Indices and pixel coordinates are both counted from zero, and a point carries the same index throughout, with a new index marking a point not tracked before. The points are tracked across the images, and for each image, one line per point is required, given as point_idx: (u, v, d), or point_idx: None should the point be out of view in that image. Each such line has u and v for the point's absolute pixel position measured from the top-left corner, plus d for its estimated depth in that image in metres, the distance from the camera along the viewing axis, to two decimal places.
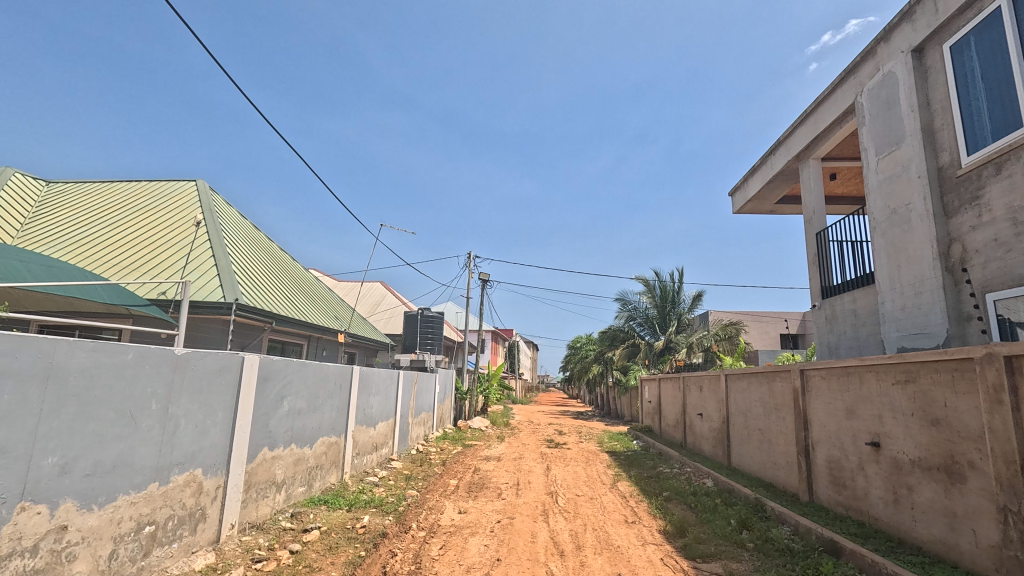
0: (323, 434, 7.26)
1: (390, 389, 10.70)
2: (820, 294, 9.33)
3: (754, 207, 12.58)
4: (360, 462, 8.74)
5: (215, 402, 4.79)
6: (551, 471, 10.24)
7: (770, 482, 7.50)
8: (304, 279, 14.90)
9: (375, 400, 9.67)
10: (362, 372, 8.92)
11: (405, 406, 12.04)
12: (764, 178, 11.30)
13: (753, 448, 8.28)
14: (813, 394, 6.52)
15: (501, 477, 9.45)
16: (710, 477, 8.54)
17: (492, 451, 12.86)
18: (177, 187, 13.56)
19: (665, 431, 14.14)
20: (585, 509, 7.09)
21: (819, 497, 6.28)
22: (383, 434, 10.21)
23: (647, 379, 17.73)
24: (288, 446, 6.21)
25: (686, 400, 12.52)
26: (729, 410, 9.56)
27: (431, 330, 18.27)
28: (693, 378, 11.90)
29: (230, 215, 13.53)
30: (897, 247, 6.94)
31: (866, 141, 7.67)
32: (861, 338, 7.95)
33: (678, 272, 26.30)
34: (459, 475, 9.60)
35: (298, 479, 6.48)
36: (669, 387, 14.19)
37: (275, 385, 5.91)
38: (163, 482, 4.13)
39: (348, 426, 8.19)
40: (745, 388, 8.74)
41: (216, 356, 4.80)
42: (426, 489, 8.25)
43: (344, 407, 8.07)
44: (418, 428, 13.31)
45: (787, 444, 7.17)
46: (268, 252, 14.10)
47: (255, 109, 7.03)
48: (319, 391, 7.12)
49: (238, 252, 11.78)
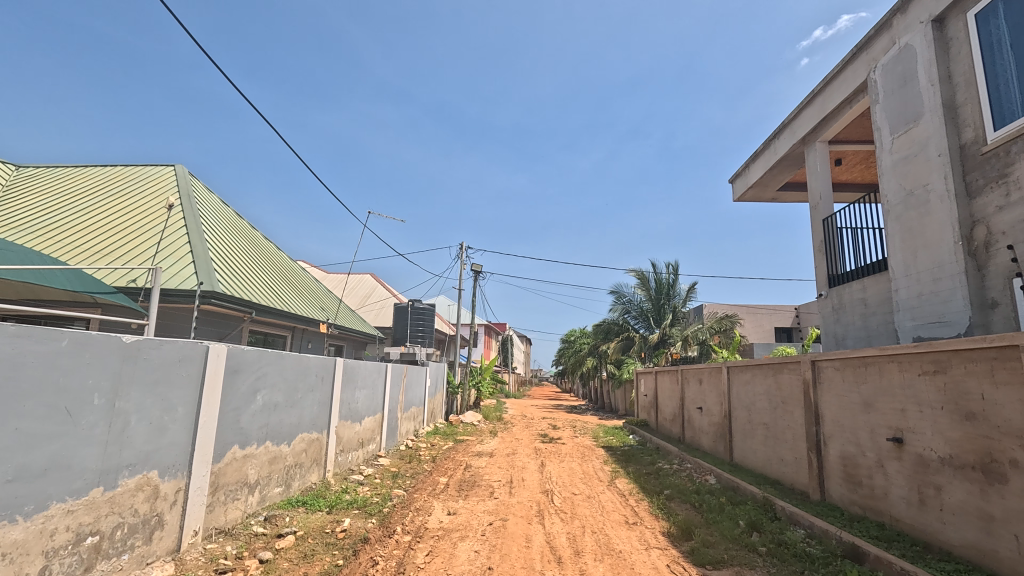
0: (303, 430, 6.78)
1: (378, 382, 10.21)
2: (826, 283, 8.95)
3: (756, 195, 12.19)
4: (344, 460, 8.27)
5: (174, 396, 4.30)
6: (546, 468, 9.83)
7: (777, 479, 7.13)
8: (289, 269, 14.35)
9: (361, 394, 9.19)
10: (347, 365, 8.44)
11: (393, 401, 11.57)
12: (766, 163, 10.89)
13: (757, 444, 7.90)
14: (825, 387, 6.12)
15: (493, 475, 9.01)
16: (713, 473, 8.16)
17: (484, 447, 12.43)
18: (153, 172, 12.94)
19: (662, 425, 13.79)
20: (582, 509, 6.68)
21: (832, 496, 5.89)
22: (370, 430, 9.74)
23: (642, 372, 17.36)
24: (262, 444, 5.73)
25: (684, 394, 12.14)
26: (730, 404, 9.18)
27: (421, 322, 17.78)
28: (692, 371, 11.51)
29: (209, 201, 12.94)
30: (913, 230, 6.54)
31: (879, 120, 7.26)
32: (872, 328, 7.57)
33: (673, 265, 25.96)
34: (449, 472, 9.16)
35: (273, 479, 6.00)
36: (667, 381, 13.83)
37: (247, 378, 5.42)
38: (109, 487, 3.64)
39: (331, 422, 7.72)
40: (749, 380, 8.36)
41: (175, 346, 4.30)
42: (414, 488, 7.81)
43: (327, 401, 7.59)
44: (408, 423, 12.86)
45: (796, 440, 6.79)
46: (250, 241, 13.50)
47: (226, 78, 6.48)
48: (298, 384, 6.64)
49: (217, 240, 11.20)
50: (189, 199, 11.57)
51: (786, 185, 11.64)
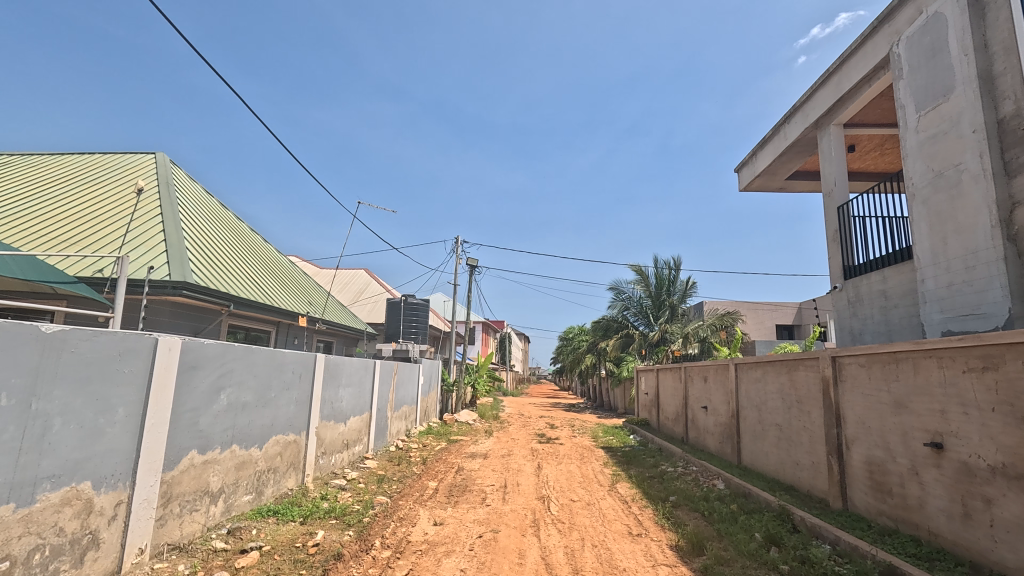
0: (277, 432, 6.23)
1: (365, 380, 9.66)
2: (840, 275, 8.40)
3: (763, 184, 11.65)
4: (326, 463, 7.71)
5: (113, 396, 3.73)
6: (542, 471, 9.28)
7: (792, 485, 6.59)
8: (276, 262, 13.78)
9: (346, 392, 8.64)
10: (330, 361, 7.89)
11: (383, 399, 11.01)
12: (775, 149, 10.35)
13: (770, 447, 7.36)
14: (848, 385, 5.58)
15: (487, 478, 8.45)
16: (721, 477, 7.63)
17: (478, 448, 11.87)
18: (131, 160, 12.35)
19: (664, 425, 13.24)
20: (581, 518, 6.14)
21: (856, 506, 5.36)
22: (356, 430, 9.19)
23: (643, 370, 16.82)
24: (227, 448, 5.18)
25: (687, 392, 11.59)
26: (738, 403, 8.65)
27: (415, 318, 17.22)
28: (697, 368, 10.96)
29: (190, 191, 12.36)
30: (943, 214, 6.00)
31: (903, 98, 6.72)
32: (894, 323, 7.04)
33: (673, 261, 25.43)
34: (439, 476, 8.62)
35: (241, 486, 5.44)
36: (669, 379, 13.28)
37: (208, 375, 4.85)
38: (22, 504, 3.09)
39: (311, 422, 7.17)
40: (760, 378, 7.82)
41: (113, 338, 3.73)
42: (400, 493, 7.25)
43: (306, 400, 7.03)
44: (399, 422, 12.30)
45: (813, 443, 6.25)
46: (234, 232, 12.93)
47: (191, 47, 5.91)
48: (272, 381, 6.09)
49: (196, 230, 10.64)
50: (168, 188, 11.00)
51: (795, 173, 11.08)
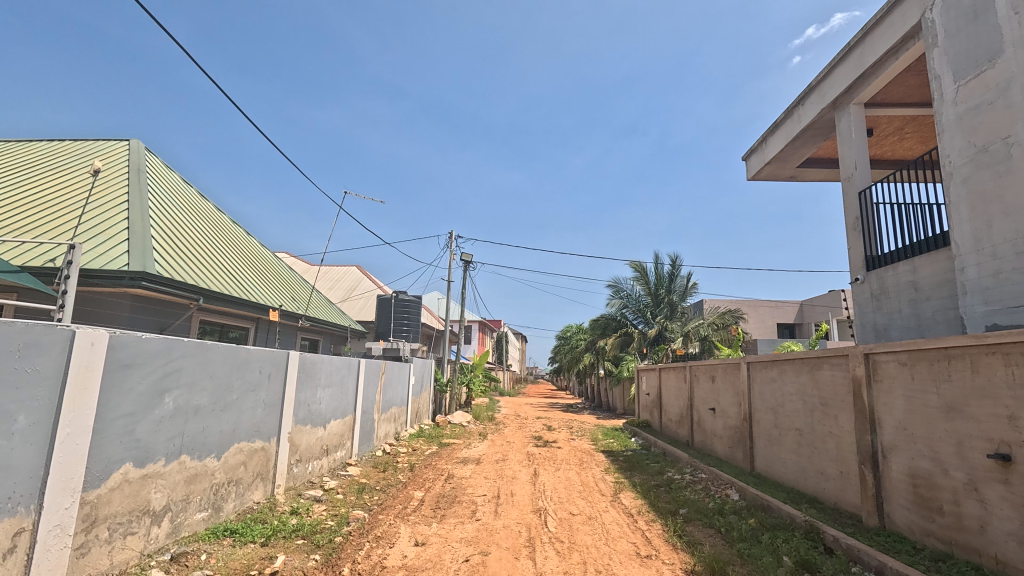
0: (240, 439, 5.54)
1: (348, 380, 8.97)
2: (861, 266, 7.75)
3: (773, 172, 11.00)
4: (300, 472, 7.02)
5: (8, 402, 3.05)
6: (539, 478, 8.59)
7: (817, 496, 5.93)
8: (257, 256, 13.07)
9: (324, 393, 7.94)
10: (306, 359, 7.20)
11: (369, 401, 10.32)
12: (788, 134, 9.71)
13: (788, 453, 6.71)
14: (886, 387, 4.92)
15: (478, 487, 7.77)
16: (734, 487, 6.98)
17: (471, 452, 11.19)
18: (102, 146, 11.61)
19: (668, 427, 12.59)
20: (582, 536, 5.46)
21: (896, 524, 4.70)
22: (337, 435, 8.51)
23: (643, 369, 16.17)
24: (175, 460, 4.48)
25: (692, 393, 10.96)
26: (751, 405, 7.99)
27: (406, 315, 16.51)
28: (703, 368, 10.30)
29: (164, 180, 11.64)
30: (987, 194, 5.35)
31: (938, 67, 6.06)
32: (926, 317, 6.39)
33: (673, 257, 24.77)
34: (427, 484, 7.94)
35: (193, 503, 4.75)
36: (672, 379, 12.63)
37: (148, 375, 4.16)
38: None
39: (283, 427, 6.48)
40: (776, 378, 7.17)
41: (8, 330, 3.05)
42: (382, 505, 6.57)
43: (277, 402, 6.35)
44: (387, 425, 11.62)
45: (841, 451, 5.59)
46: (211, 225, 12.23)
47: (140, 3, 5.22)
48: (234, 381, 5.40)
49: (167, 220, 9.94)
50: (139, 175, 10.29)
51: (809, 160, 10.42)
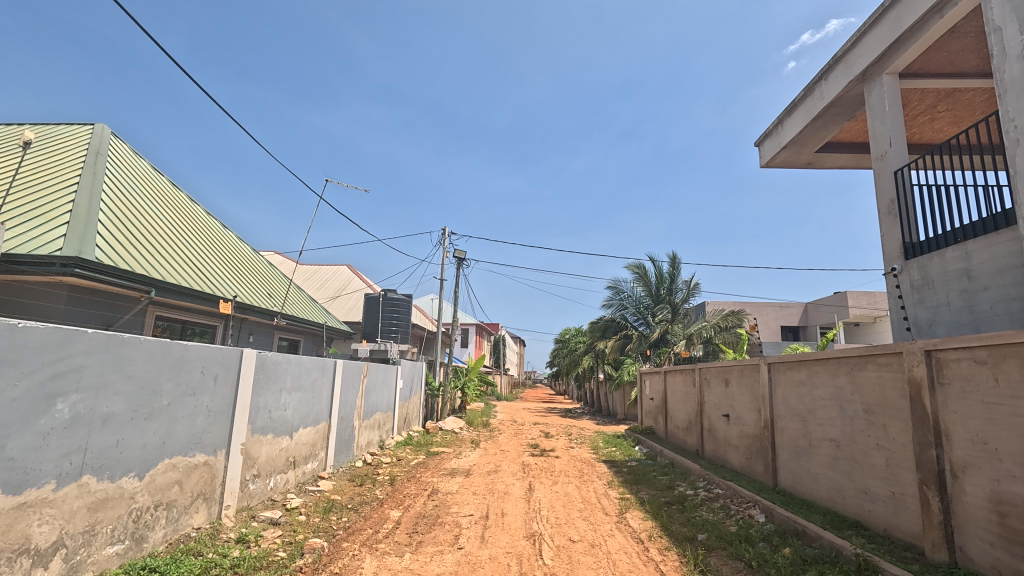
0: (172, 453, 4.62)
1: (321, 383, 8.04)
2: (897, 255, 6.87)
3: (789, 157, 10.15)
4: (258, 489, 6.08)
5: None
6: (534, 494, 7.65)
7: (861, 521, 5.04)
8: (232, 251, 12.17)
9: (292, 398, 7.01)
10: (266, 359, 6.29)
11: (349, 407, 9.39)
12: (808, 113, 8.87)
13: (822, 468, 5.80)
14: (956, 391, 4.03)
15: (464, 506, 6.83)
16: (758, 506, 6.08)
17: (460, 463, 10.23)
18: (64, 131, 10.79)
19: (674, 434, 11.67)
20: (583, 570, 4.54)
21: (973, 561, 3.80)
22: (308, 444, 7.58)
23: (646, 373, 15.26)
24: (72, 482, 3.57)
25: (703, 398, 10.04)
26: (773, 411, 7.10)
27: (395, 315, 15.58)
28: (715, 371, 9.40)
29: (130, 167, 10.80)
30: None
31: (998, 18, 5.20)
32: (981, 310, 5.50)
33: (675, 257, 23.88)
34: (407, 501, 7.01)
35: (101, 535, 3.82)
36: (678, 383, 11.71)
37: (30, 376, 3.27)
38: None
39: (235, 438, 5.56)
40: (804, 381, 6.28)
41: None
42: (351, 530, 5.64)
43: (226, 409, 5.43)
44: (370, 432, 10.68)
45: (893, 468, 4.68)
46: (180, 217, 11.35)
47: None
48: (164, 385, 4.50)
49: (127, 208, 9.08)
50: (97, 158, 9.43)
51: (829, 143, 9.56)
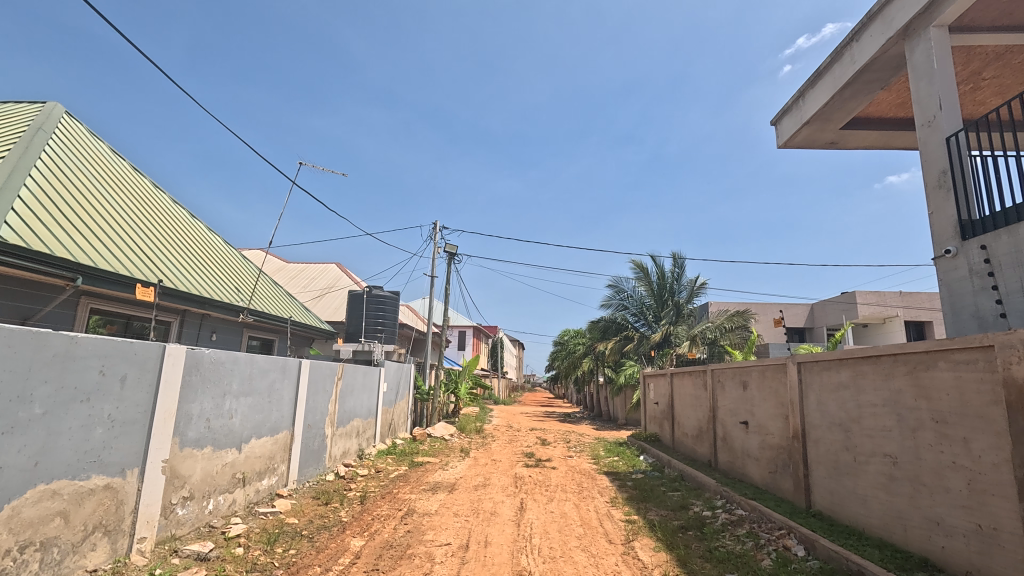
0: (51, 478, 3.59)
1: (282, 387, 7.00)
2: (951, 235, 5.84)
3: (811, 135, 9.13)
4: (189, 514, 5.05)
5: None
6: (525, 514, 6.61)
7: (933, 560, 4.01)
8: (198, 241, 11.14)
9: (240, 403, 5.97)
10: (203, 357, 5.25)
11: (319, 413, 8.33)
12: (836, 81, 7.86)
13: (874, 489, 4.78)
14: None
15: (441, 532, 5.78)
16: (793, 534, 5.05)
17: (445, 475, 9.17)
18: (12, 108, 9.83)
19: (683, 442, 10.61)
20: None
21: None
22: (264, 457, 6.54)
23: (649, 376, 14.19)
24: None
25: (716, 402, 9.01)
26: (804, 419, 6.07)
27: (381, 313, 14.53)
28: (731, 373, 8.38)
29: (83, 147, 9.80)
30: None
31: None
32: None
33: (678, 255, 22.85)
34: (374, 526, 5.96)
35: None
36: (686, 386, 10.68)
37: None
38: None
39: (154, 455, 4.52)
40: (848, 383, 5.25)
41: None
42: (296, 566, 4.58)
43: (141, 418, 4.39)
44: (346, 441, 9.63)
45: (980, 495, 3.67)
46: (140, 203, 10.31)
47: None
48: (36, 389, 3.48)
49: (67, 190, 8.05)
50: (37, 135, 8.40)
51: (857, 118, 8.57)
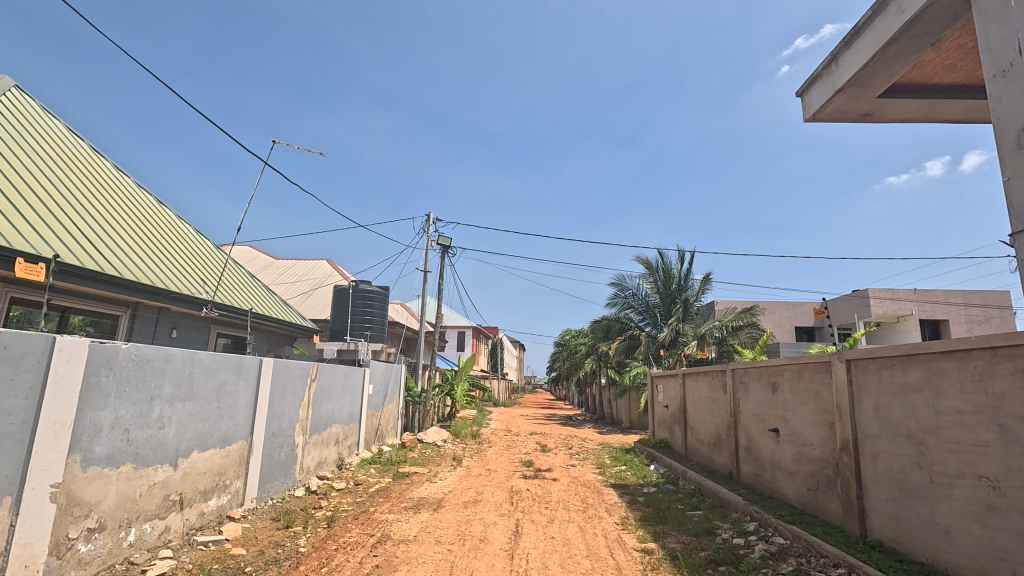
0: None
1: (235, 390, 5.96)
2: None
3: (845, 105, 8.10)
4: (98, 550, 4.03)
5: None
6: (521, 541, 5.60)
7: None
8: (163, 229, 10.11)
9: (176, 410, 4.94)
10: (119, 353, 4.24)
11: (286, 419, 7.29)
12: (879, 36, 6.82)
13: (963, 521, 3.76)
14: None
15: (417, 566, 4.74)
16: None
17: (431, 489, 8.12)
18: None
19: (698, 449, 9.57)
20: None
21: None
22: (211, 474, 5.51)
23: (657, 377, 13.16)
24: None
25: (738, 406, 7.97)
26: (857, 429, 5.03)
27: (368, 310, 13.51)
28: (758, 372, 7.34)
29: (32, 118, 8.79)
30: None
31: None
32: None
33: (686, 252, 21.82)
34: (336, 559, 4.90)
35: None
36: (701, 389, 9.65)
37: None
38: None
39: (40, 481, 3.50)
40: (922, 386, 4.22)
41: None
42: None
43: (16, 433, 3.38)
44: (322, 450, 8.60)
45: None
46: (99, 184, 9.27)
47: None
48: None
49: (1, 162, 7.00)
50: None
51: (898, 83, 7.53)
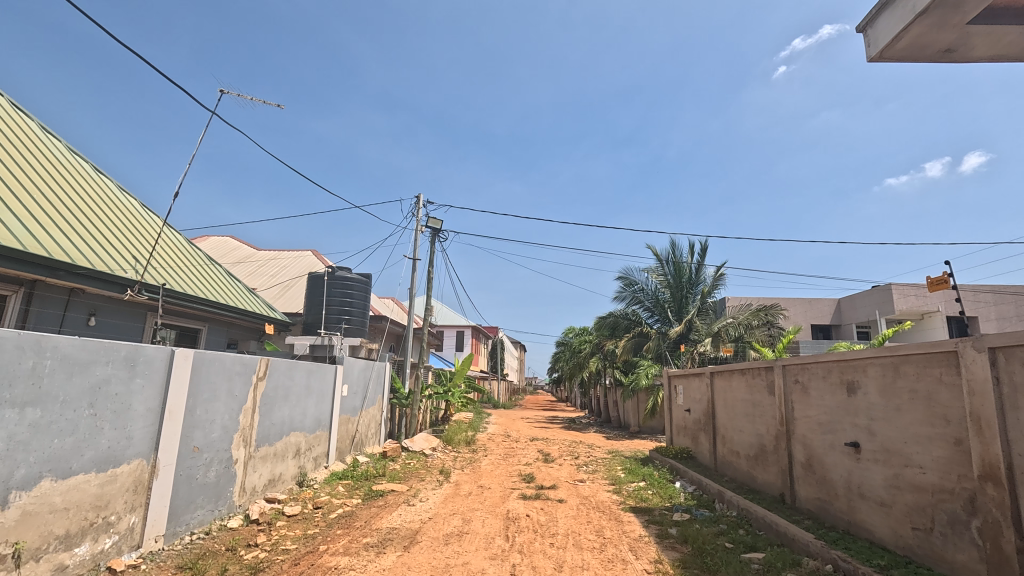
0: None
1: (126, 392, 4.35)
2: None
3: None
4: None
5: None
6: None
7: None
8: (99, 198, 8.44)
9: (5, 421, 3.36)
10: None
11: (217, 430, 5.65)
12: None
13: None
14: None
15: None
16: None
17: (407, 515, 6.46)
18: None
19: (734, 463, 7.92)
20: None
21: None
22: (78, 510, 3.90)
23: (675, 376, 11.54)
24: None
25: (793, 412, 6.33)
26: (1012, 450, 3.42)
27: (347, 300, 11.91)
28: (824, 369, 5.70)
29: None
30: None
31: None
32: None
33: (699, 243, 20.20)
34: None
35: None
36: (737, 390, 8.00)
37: None
38: None
39: None
40: None
41: None
42: None
43: None
44: (274, 466, 6.97)
45: None
46: (19, 126, 7.54)
47: None
48: None
49: None
50: None
51: (1006, 51, 5.67)
